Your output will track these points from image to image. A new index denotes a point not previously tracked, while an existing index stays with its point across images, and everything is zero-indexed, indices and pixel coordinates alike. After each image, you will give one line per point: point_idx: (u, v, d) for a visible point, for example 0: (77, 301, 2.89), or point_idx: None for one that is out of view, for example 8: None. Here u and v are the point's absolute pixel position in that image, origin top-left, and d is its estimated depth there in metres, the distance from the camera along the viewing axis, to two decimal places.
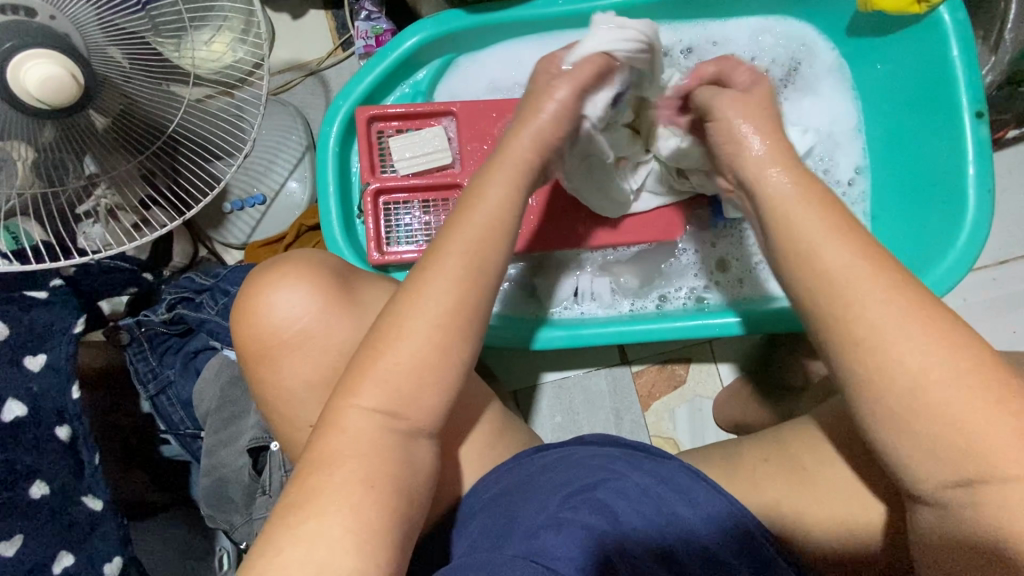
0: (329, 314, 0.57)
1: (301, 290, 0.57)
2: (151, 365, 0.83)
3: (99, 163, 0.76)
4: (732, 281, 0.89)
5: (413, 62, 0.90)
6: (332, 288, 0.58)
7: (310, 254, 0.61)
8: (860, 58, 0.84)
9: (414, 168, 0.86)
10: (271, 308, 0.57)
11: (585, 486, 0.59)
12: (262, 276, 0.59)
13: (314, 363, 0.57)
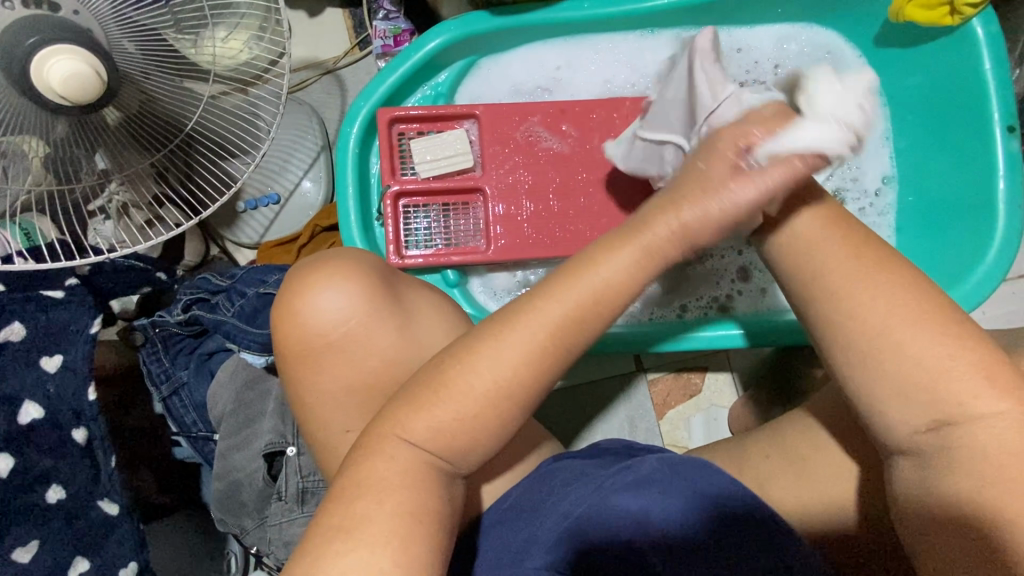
0: (373, 313, 0.56)
1: (346, 289, 0.56)
2: (165, 366, 0.82)
3: (113, 160, 0.74)
4: (755, 290, 0.88)
5: (435, 64, 0.88)
6: (379, 291, 0.57)
7: (354, 252, 0.60)
8: (890, 70, 0.83)
9: (435, 171, 0.84)
10: (314, 308, 0.55)
11: (609, 492, 0.58)
12: (304, 273, 0.57)
13: (343, 370, 0.56)
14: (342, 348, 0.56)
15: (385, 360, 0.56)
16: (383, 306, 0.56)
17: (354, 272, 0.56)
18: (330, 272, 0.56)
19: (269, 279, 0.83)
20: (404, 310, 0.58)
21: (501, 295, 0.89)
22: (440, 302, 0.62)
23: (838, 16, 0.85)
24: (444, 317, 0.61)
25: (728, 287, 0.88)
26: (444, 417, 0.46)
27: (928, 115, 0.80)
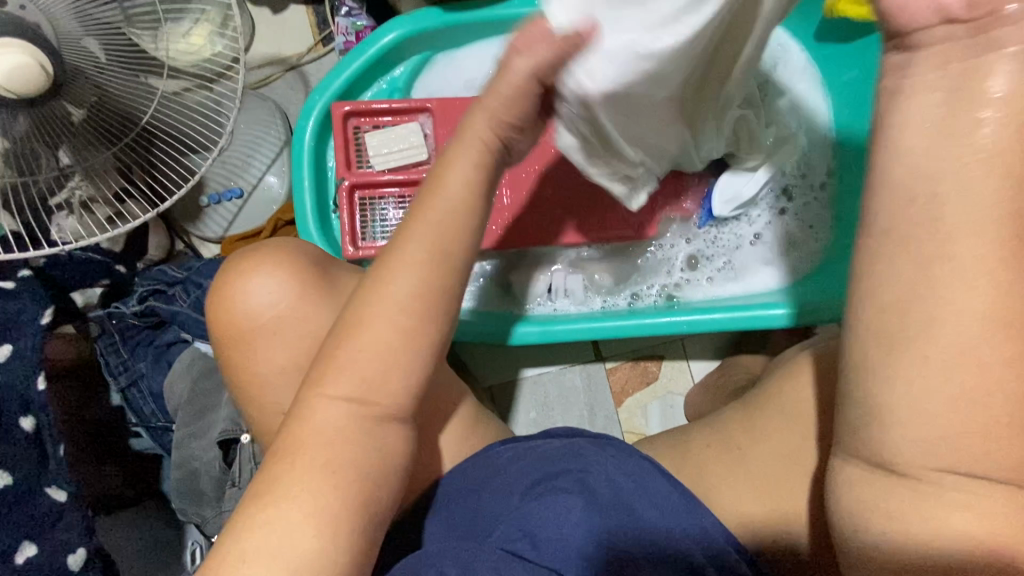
0: (301, 306, 0.59)
1: (280, 281, 0.59)
2: (123, 358, 0.84)
3: (75, 155, 0.76)
4: (703, 278, 0.90)
5: (391, 58, 0.90)
6: (309, 276, 0.59)
7: (285, 242, 0.63)
8: (829, 65, 0.86)
9: (390, 163, 0.86)
10: (248, 297, 0.58)
11: (549, 475, 0.61)
12: (237, 266, 0.60)
13: (285, 354, 0.59)
14: (276, 334, 0.59)
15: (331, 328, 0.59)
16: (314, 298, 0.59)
17: (288, 266, 0.59)
18: (265, 263, 0.59)
19: None
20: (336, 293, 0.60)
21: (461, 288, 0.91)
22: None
23: None
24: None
25: (678, 276, 0.91)
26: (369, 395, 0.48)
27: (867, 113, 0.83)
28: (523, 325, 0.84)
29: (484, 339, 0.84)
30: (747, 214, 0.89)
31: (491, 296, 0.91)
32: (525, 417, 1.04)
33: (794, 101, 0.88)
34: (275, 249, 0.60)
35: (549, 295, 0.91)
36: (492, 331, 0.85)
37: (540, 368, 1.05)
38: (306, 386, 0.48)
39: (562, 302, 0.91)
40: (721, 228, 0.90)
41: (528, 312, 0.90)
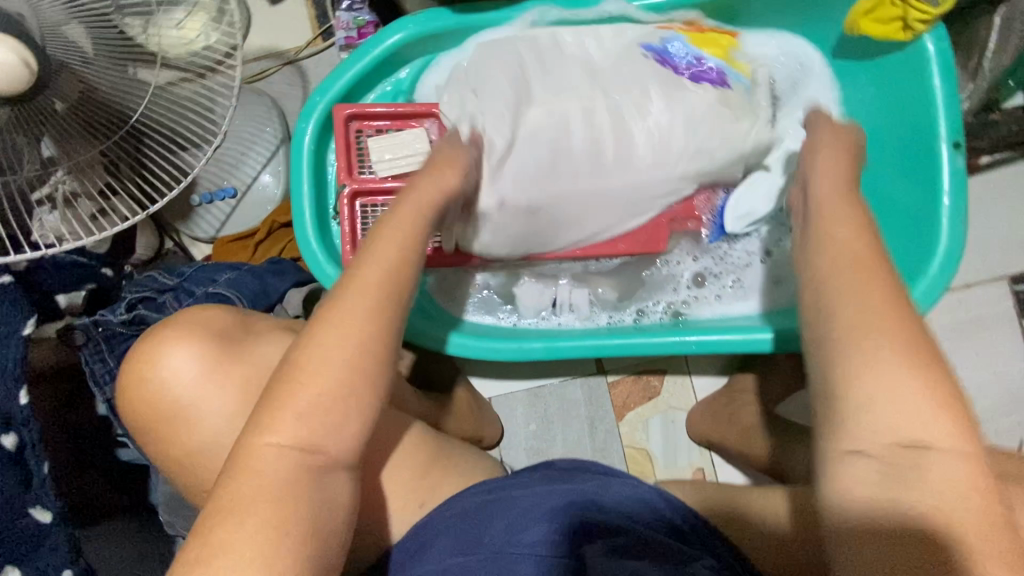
0: (209, 380, 0.62)
1: (184, 357, 0.62)
2: (109, 366, 0.77)
3: (59, 147, 0.72)
4: (708, 297, 0.89)
5: (395, 59, 0.87)
6: (210, 345, 0.63)
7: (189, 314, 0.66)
8: (846, 81, 0.85)
9: (394, 170, 0.83)
10: (161, 376, 0.62)
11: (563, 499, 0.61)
12: (154, 338, 0.64)
13: (209, 419, 0.62)
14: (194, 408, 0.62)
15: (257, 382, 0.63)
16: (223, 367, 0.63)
17: (193, 339, 0.63)
18: (169, 342, 0.63)
19: (219, 278, 0.81)
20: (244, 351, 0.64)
21: (465, 300, 0.90)
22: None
23: (800, 25, 0.85)
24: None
25: (686, 294, 0.89)
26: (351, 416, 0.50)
27: (885, 133, 0.81)
28: (527, 341, 0.82)
29: (486, 356, 0.82)
30: (757, 231, 0.88)
31: (494, 308, 0.90)
32: (526, 430, 1.03)
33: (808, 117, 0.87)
34: (172, 323, 0.64)
35: (554, 308, 0.89)
36: (494, 348, 0.82)
37: (541, 380, 1.04)
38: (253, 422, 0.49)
39: (568, 317, 0.89)
40: (728, 249, 0.89)
41: (532, 326, 0.88)
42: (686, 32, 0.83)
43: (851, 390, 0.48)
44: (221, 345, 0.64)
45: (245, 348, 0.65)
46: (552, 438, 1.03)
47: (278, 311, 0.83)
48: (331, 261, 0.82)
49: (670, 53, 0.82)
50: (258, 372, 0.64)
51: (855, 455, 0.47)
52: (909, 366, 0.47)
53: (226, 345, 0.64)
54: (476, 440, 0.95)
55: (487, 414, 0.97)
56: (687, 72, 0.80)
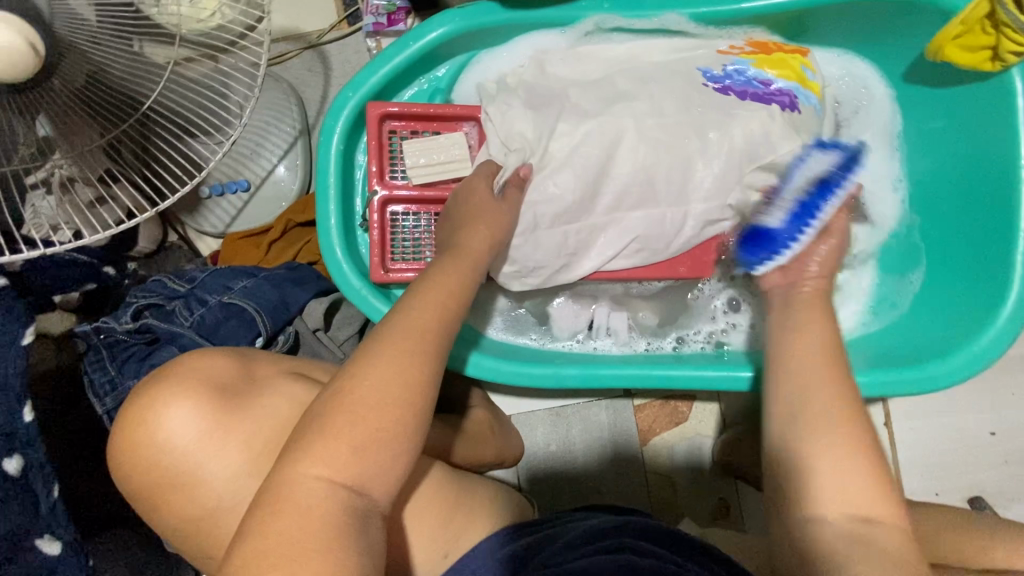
0: (212, 440, 0.56)
1: (183, 412, 0.56)
2: (110, 375, 0.70)
3: (58, 128, 0.64)
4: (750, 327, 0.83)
5: (435, 55, 0.80)
6: (215, 401, 0.57)
7: (180, 366, 0.59)
8: (912, 108, 0.80)
9: (428, 178, 0.77)
10: (157, 433, 0.55)
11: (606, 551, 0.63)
12: (144, 400, 0.56)
13: (215, 474, 0.56)
14: (190, 469, 0.55)
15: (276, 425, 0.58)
16: (230, 422, 0.57)
17: (196, 392, 0.57)
18: (166, 396, 0.56)
19: (233, 286, 0.74)
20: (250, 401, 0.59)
21: (496, 318, 0.84)
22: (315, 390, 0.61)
23: (870, 45, 0.80)
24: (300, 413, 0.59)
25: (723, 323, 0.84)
26: (379, 460, 0.46)
27: (949, 166, 0.77)
28: (563, 367, 0.76)
29: (516, 382, 0.77)
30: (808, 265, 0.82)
31: (525, 327, 0.85)
32: (546, 450, 0.99)
33: (869, 144, 0.82)
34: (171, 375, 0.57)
35: (590, 332, 0.84)
36: (527, 373, 0.77)
37: (564, 400, 0.99)
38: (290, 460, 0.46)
39: (604, 341, 0.84)
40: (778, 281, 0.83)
41: (566, 349, 0.84)
42: (751, 53, 0.77)
43: (809, 468, 0.55)
44: (224, 396, 0.58)
45: (251, 400, 0.59)
46: (574, 461, 0.99)
47: (298, 323, 0.77)
48: (357, 273, 0.76)
49: (738, 74, 0.76)
50: (266, 426, 0.58)
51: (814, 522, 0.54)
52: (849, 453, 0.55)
53: (228, 398, 0.58)
54: (496, 463, 0.90)
55: (507, 435, 0.92)
56: (754, 96, 0.74)
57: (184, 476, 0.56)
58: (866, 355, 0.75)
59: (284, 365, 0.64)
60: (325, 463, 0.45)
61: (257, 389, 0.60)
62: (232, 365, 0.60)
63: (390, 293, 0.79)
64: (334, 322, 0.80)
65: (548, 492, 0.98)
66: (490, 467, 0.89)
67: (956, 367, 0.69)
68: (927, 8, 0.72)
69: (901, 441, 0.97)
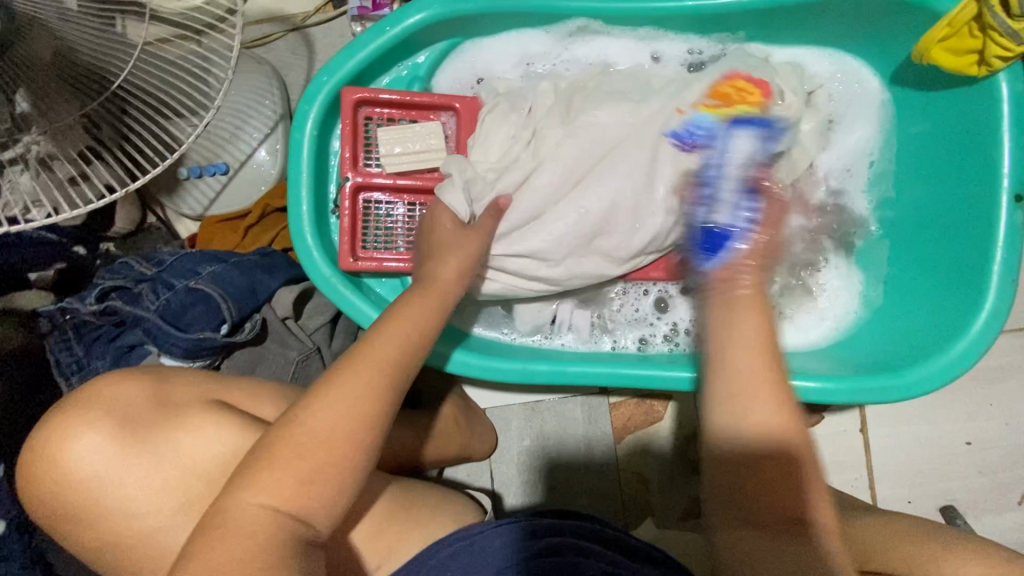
0: (121, 470, 0.58)
1: (88, 443, 0.57)
2: (77, 356, 0.72)
3: (36, 103, 0.64)
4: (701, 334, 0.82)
5: (413, 42, 0.79)
6: (123, 434, 0.59)
7: (91, 395, 0.60)
8: (899, 111, 0.78)
9: (402, 168, 0.76)
10: (59, 463, 0.57)
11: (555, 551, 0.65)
12: (52, 429, 0.58)
13: (127, 499, 0.58)
14: (102, 495, 0.57)
15: (198, 461, 0.60)
16: (130, 449, 0.58)
17: (94, 420, 0.58)
18: (72, 426, 0.58)
19: (202, 271, 0.74)
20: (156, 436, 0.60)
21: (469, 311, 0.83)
22: (226, 418, 0.62)
23: (859, 43, 0.78)
24: (203, 444, 0.60)
25: (662, 327, 0.83)
26: (323, 470, 0.48)
27: (931, 177, 0.75)
28: (531, 363, 0.75)
29: (483, 377, 0.76)
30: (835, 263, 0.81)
31: (496, 317, 0.84)
32: (519, 445, 0.99)
33: (854, 149, 0.80)
34: (73, 403, 0.59)
35: (555, 327, 0.84)
36: (495, 370, 0.76)
37: (539, 394, 0.99)
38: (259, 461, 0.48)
39: (568, 338, 0.83)
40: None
41: (535, 344, 0.83)
42: (713, 107, 0.74)
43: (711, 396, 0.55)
44: (126, 423, 0.59)
45: (161, 429, 0.60)
46: (546, 456, 0.99)
47: (266, 310, 0.77)
48: (327, 261, 0.75)
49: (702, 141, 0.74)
50: (178, 464, 0.60)
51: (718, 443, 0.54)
52: (765, 390, 0.53)
53: (135, 431, 0.59)
54: (463, 456, 0.90)
55: (477, 427, 0.91)
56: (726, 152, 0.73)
57: (91, 507, 0.57)
58: (841, 364, 0.74)
59: (202, 390, 0.65)
60: (308, 459, 0.48)
61: (168, 420, 0.61)
62: (145, 393, 0.62)
63: (360, 281, 0.79)
64: (305, 311, 0.80)
65: (521, 489, 0.98)
66: (455, 460, 0.90)
67: (925, 378, 0.68)
68: (914, 11, 0.71)
69: (876, 447, 0.97)
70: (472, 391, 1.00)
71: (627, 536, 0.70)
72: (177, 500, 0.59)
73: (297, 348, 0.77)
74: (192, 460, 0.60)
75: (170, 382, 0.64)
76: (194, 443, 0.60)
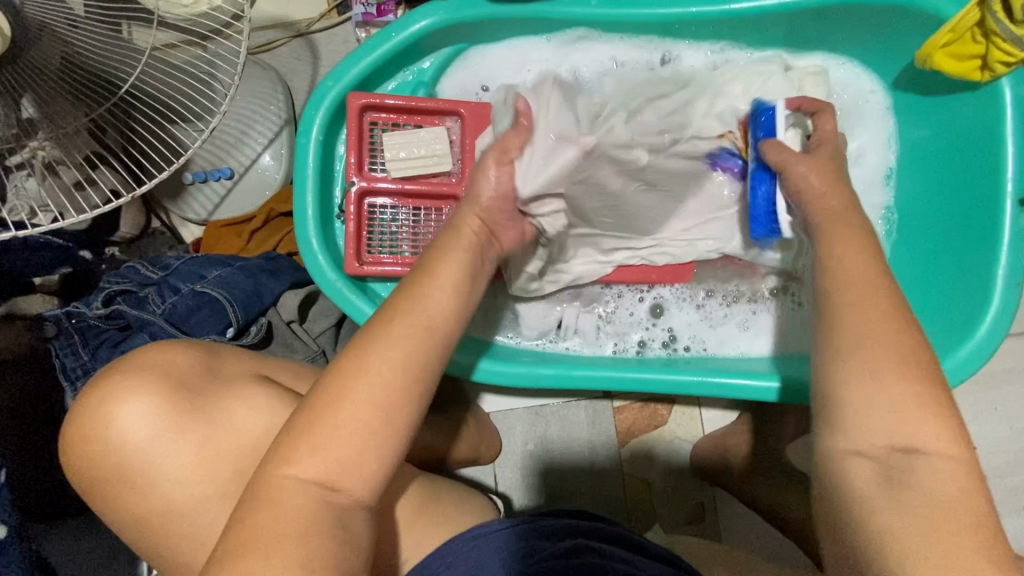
0: (166, 438, 0.58)
1: (136, 407, 0.58)
2: (82, 360, 0.72)
3: (42, 109, 0.64)
4: (700, 346, 0.82)
5: (418, 48, 0.79)
6: (174, 398, 0.59)
7: (152, 357, 0.60)
8: (900, 116, 0.79)
9: (407, 172, 0.76)
10: (116, 420, 0.57)
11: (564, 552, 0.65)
12: (106, 389, 0.58)
13: (169, 469, 0.58)
14: (146, 462, 0.57)
15: (238, 440, 0.59)
16: (179, 416, 0.59)
17: (152, 382, 0.59)
18: (123, 391, 0.58)
19: (208, 274, 0.74)
20: (202, 404, 0.60)
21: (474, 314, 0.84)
22: (279, 396, 0.61)
23: (862, 49, 0.78)
24: (252, 417, 0.60)
25: (659, 332, 0.83)
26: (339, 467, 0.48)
27: (931, 180, 0.76)
28: (537, 366, 0.75)
29: (488, 380, 0.76)
30: None
31: (500, 321, 0.84)
32: (523, 449, 0.99)
33: (864, 154, 0.80)
34: (123, 366, 0.59)
35: (559, 331, 0.84)
36: (499, 374, 0.76)
37: (544, 399, 0.99)
38: None
39: (572, 341, 0.84)
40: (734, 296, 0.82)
41: (537, 348, 0.83)
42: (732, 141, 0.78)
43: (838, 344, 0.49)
44: (178, 388, 0.59)
45: (209, 397, 0.60)
46: (551, 460, 0.98)
47: (271, 314, 0.77)
48: (333, 265, 0.75)
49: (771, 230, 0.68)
50: (222, 438, 0.59)
51: (851, 454, 0.47)
52: (929, 413, 0.46)
53: (185, 396, 0.59)
54: (469, 460, 0.90)
55: (481, 429, 0.91)
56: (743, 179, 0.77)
57: (136, 474, 0.57)
58: None
59: (250, 364, 0.65)
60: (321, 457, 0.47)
61: (217, 388, 0.61)
62: (195, 362, 0.62)
63: (365, 285, 0.79)
64: (310, 315, 0.81)
65: (526, 495, 0.98)
66: (462, 463, 0.90)
67: None
68: (919, 17, 0.71)
69: None
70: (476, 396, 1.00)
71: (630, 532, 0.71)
72: (210, 483, 0.58)
73: (303, 351, 0.78)
74: (239, 433, 0.60)
75: (218, 354, 0.63)
76: (243, 416, 0.60)
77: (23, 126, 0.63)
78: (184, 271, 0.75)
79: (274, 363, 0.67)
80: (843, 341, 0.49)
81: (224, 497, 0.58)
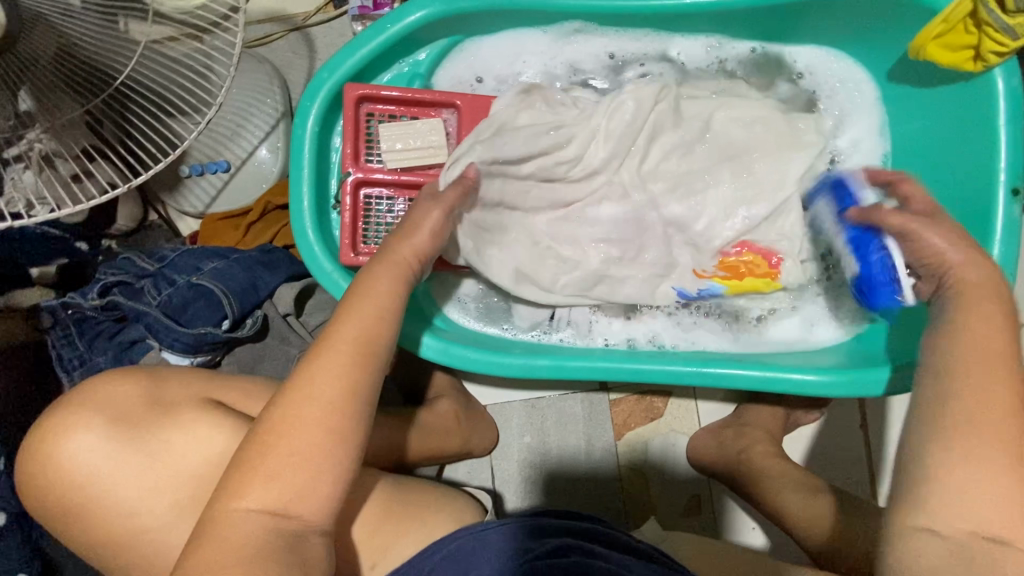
0: (114, 472, 0.58)
1: (83, 441, 0.58)
2: (78, 351, 0.72)
3: (38, 101, 0.64)
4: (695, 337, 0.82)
5: (414, 39, 0.79)
6: (119, 433, 0.59)
7: (94, 391, 0.60)
8: (893, 108, 0.79)
9: (402, 163, 0.77)
10: (58, 459, 0.58)
11: (561, 550, 0.65)
12: (54, 424, 0.59)
13: (120, 502, 0.58)
14: (95, 495, 0.58)
15: (187, 472, 0.59)
16: (125, 449, 0.59)
17: (89, 419, 0.59)
18: (68, 426, 0.59)
19: (204, 267, 0.74)
20: (144, 439, 0.60)
21: (470, 305, 0.84)
22: (220, 420, 0.61)
23: (858, 41, 0.78)
24: (195, 449, 0.60)
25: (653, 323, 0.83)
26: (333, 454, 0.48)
27: (925, 172, 0.76)
28: (531, 358, 0.75)
29: (484, 371, 0.76)
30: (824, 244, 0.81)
31: (495, 312, 0.85)
32: (519, 442, 0.99)
33: (858, 144, 0.81)
34: (72, 400, 0.60)
35: (552, 323, 0.84)
36: (495, 364, 0.76)
37: (541, 392, 1.00)
38: (270, 450, 0.49)
39: (566, 333, 0.84)
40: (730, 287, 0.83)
41: (532, 340, 0.83)
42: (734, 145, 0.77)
43: (949, 418, 0.52)
44: (120, 422, 0.59)
45: (151, 430, 0.60)
46: (548, 452, 0.99)
47: (268, 306, 0.77)
48: (329, 256, 0.75)
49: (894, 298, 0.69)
50: (169, 470, 0.59)
51: (923, 532, 0.50)
52: (1013, 487, 0.49)
53: (126, 430, 0.59)
54: (464, 453, 0.91)
55: (475, 423, 0.91)
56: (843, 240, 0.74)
57: (88, 507, 0.58)
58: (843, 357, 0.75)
59: (197, 390, 0.64)
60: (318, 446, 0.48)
61: (160, 420, 0.61)
62: (138, 393, 0.61)
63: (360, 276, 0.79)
64: (307, 308, 0.80)
65: (523, 488, 0.98)
66: (457, 456, 0.90)
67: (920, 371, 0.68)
68: (911, 11, 0.71)
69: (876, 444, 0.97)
70: (473, 388, 1.01)
71: (630, 538, 0.71)
72: (164, 513, 0.59)
73: (298, 345, 0.77)
74: (186, 464, 0.60)
75: (162, 382, 0.63)
76: (187, 447, 0.60)
77: (19, 117, 0.63)
78: (180, 264, 0.74)
79: (229, 385, 0.67)
80: (945, 405, 0.53)
81: (177, 524, 0.59)
